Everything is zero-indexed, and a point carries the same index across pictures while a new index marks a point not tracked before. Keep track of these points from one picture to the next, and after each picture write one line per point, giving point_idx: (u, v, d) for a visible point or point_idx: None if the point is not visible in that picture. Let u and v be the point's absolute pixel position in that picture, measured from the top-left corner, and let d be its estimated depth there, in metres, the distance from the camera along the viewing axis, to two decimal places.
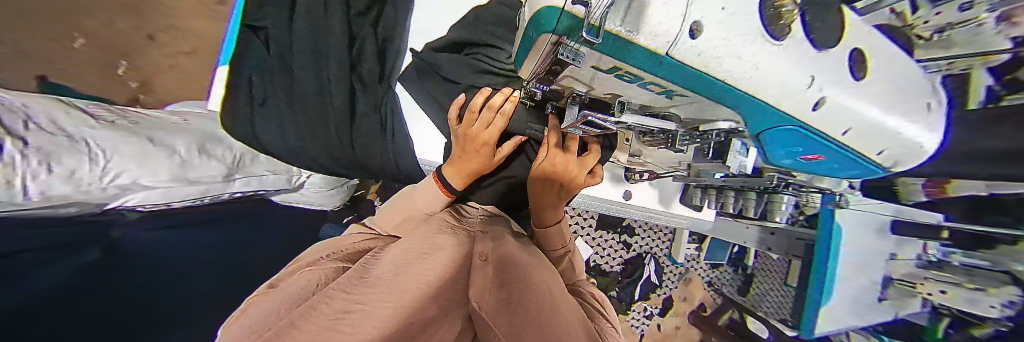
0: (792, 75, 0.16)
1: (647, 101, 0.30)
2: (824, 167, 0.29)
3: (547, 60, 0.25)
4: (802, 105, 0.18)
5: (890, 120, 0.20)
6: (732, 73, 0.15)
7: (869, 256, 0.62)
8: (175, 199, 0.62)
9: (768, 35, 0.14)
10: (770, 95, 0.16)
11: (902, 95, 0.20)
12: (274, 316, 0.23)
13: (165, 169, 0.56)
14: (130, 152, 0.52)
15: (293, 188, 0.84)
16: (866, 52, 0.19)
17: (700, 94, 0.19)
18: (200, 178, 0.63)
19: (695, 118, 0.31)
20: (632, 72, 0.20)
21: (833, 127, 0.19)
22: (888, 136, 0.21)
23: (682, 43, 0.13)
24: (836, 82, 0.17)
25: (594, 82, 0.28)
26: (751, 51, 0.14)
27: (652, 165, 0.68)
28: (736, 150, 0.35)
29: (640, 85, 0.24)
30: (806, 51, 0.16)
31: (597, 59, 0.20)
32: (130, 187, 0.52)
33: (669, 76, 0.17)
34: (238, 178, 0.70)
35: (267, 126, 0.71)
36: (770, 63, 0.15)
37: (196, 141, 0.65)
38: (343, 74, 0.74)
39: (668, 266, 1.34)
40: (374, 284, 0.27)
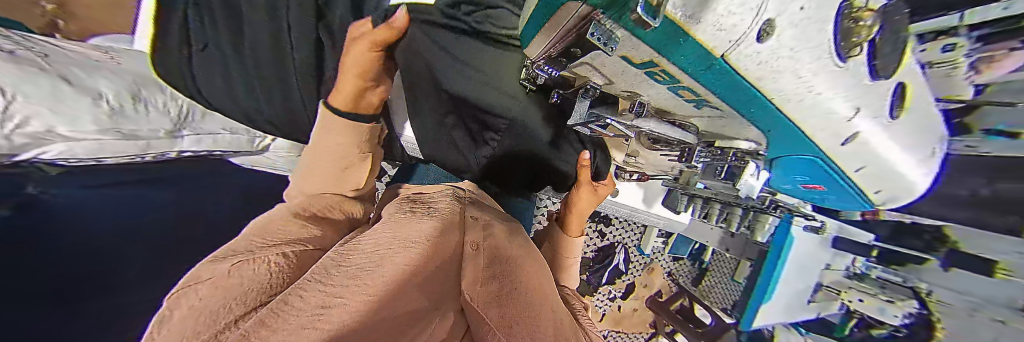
0: (839, 105, 0.16)
1: (665, 106, 0.30)
2: (816, 197, 0.33)
3: (566, 39, 0.24)
4: (834, 137, 0.18)
5: (901, 165, 0.23)
6: (778, 90, 0.15)
7: (809, 266, 0.70)
8: (105, 155, 0.53)
9: (836, 55, 0.14)
10: (806, 118, 0.17)
11: (919, 142, 0.22)
12: (228, 300, 0.18)
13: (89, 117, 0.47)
14: (38, 93, 0.42)
15: (254, 150, 0.75)
16: (908, 91, 0.19)
17: (728, 103, 0.19)
18: (138, 132, 0.54)
19: (716, 133, 0.32)
20: (668, 71, 0.19)
21: (847, 162, 0.21)
22: (879, 175, 0.23)
23: (745, 45, 0.13)
24: (875, 119, 0.18)
25: (617, 77, 0.26)
26: (811, 71, 0.14)
27: (646, 168, 0.69)
28: (749, 173, 0.32)
29: (670, 88, 0.23)
30: (864, 83, 0.16)
31: (632, 48, 0.19)
32: (45, 137, 0.44)
33: (710, 81, 0.17)
34: (186, 135, 0.62)
35: (209, 79, 0.60)
36: (824, 86, 0.15)
37: (128, 85, 0.53)
38: (307, 23, 0.57)
39: (636, 256, 1.44)
40: (353, 276, 0.23)
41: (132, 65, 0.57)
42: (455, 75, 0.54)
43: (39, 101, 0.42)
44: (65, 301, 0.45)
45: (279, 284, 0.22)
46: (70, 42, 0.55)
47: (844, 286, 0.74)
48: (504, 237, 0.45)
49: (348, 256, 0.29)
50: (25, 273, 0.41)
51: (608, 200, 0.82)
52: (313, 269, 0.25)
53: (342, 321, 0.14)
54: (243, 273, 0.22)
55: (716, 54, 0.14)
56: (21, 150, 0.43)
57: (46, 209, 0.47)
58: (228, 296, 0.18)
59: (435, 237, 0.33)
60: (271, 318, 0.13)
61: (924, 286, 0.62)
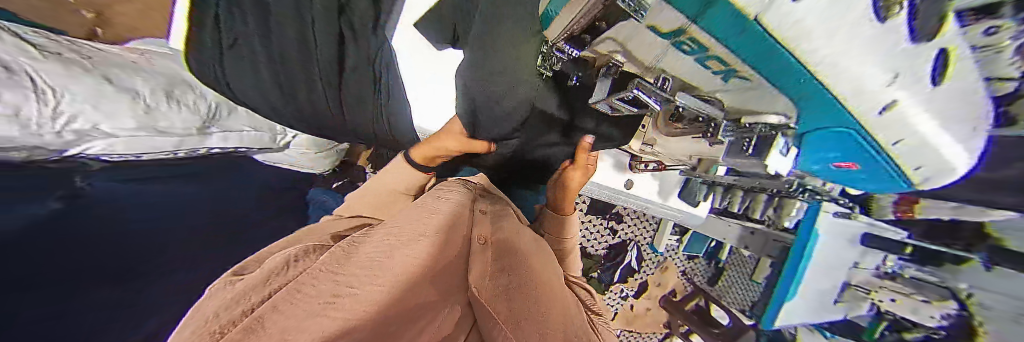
0: (876, 64, 0.15)
1: (693, 82, 0.30)
2: (849, 175, 0.31)
3: (590, 14, 0.25)
4: (867, 101, 0.18)
5: (942, 136, 0.21)
6: (813, 52, 0.15)
7: (838, 261, 0.66)
8: (142, 152, 0.57)
9: (875, 17, 0.13)
10: (841, 79, 0.16)
11: (964, 109, 0.21)
12: (235, 302, 0.18)
13: (127, 115, 0.51)
14: (84, 92, 0.46)
15: (277, 147, 0.79)
16: (952, 51, 0.18)
17: (759, 69, 0.19)
18: (171, 129, 0.57)
19: (740, 111, 0.31)
20: (697, 40, 0.20)
21: (883, 129, 0.20)
22: (915, 144, 0.22)
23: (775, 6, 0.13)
24: (915, 81, 0.17)
25: (642, 50, 0.28)
26: (845, 32, 0.13)
27: (663, 157, 0.68)
28: (779, 148, 0.30)
29: (698, 59, 0.24)
30: (901, 47, 0.15)
31: (662, 17, 0.20)
32: (89, 133, 0.48)
33: (738, 44, 0.17)
34: (215, 132, 0.65)
35: (242, 76, 0.62)
36: (859, 47, 0.14)
37: (162, 85, 0.57)
38: (333, 19, 0.65)
39: (649, 254, 1.41)
40: (362, 266, 0.24)
41: (166, 67, 0.61)
42: (480, 66, 0.56)
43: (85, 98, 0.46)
44: (119, 281, 0.47)
45: (284, 281, 0.24)
46: (109, 46, 0.59)
47: (876, 286, 0.69)
48: (510, 231, 0.45)
49: (365, 246, 0.30)
50: (71, 257, 0.44)
51: (623, 192, 0.81)
52: (327, 259, 0.26)
53: (350, 313, 0.14)
54: (257, 281, 0.24)
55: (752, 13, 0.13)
56: (73, 145, 0.48)
57: (86, 201, 0.51)
58: (244, 297, 0.19)
59: (441, 230, 0.33)
60: (283, 309, 0.14)
61: (965, 287, 0.58)
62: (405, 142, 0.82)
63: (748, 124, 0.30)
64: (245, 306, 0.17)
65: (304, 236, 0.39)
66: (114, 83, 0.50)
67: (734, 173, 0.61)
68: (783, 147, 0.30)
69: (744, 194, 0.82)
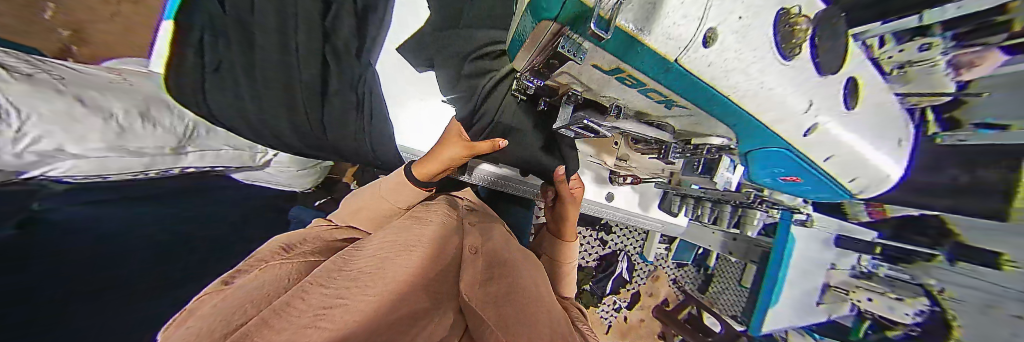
0: (794, 94, 0.18)
1: (643, 108, 0.33)
2: (800, 190, 0.33)
3: (545, 53, 0.28)
4: (798, 124, 0.21)
5: (868, 152, 0.24)
6: (737, 85, 0.17)
7: (814, 264, 0.68)
8: (110, 171, 0.54)
9: (774, 50, 0.16)
10: (770, 110, 0.19)
11: (882, 128, 0.24)
12: (240, 309, 0.19)
13: (96, 136, 0.47)
14: (52, 112, 0.42)
15: (257, 166, 0.77)
16: (861, 82, 0.21)
17: (696, 102, 0.22)
18: (143, 149, 0.55)
19: (690, 131, 0.34)
20: (634, 77, 0.22)
21: (817, 150, 0.23)
22: (850, 160, 0.25)
23: (692, 51, 0.15)
24: (831, 107, 0.20)
25: (591, 82, 0.30)
26: (757, 67, 0.16)
27: (636, 170, 0.72)
28: (725, 166, 0.38)
29: (640, 91, 0.26)
30: (811, 78, 0.18)
31: (600, 57, 0.22)
32: (54, 155, 0.44)
33: (670, 82, 0.19)
34: (191, 151, 0.63)
35: (221, 99, 0.60)
36: (778, 79, 0.17)
37: (138, 104, 0.54)
38: (314, 45, 0.67)
39: (639, 264, 1.42)
40: (355, 278, 0.24)
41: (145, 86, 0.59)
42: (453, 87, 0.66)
43: (51, 120, 0.42)
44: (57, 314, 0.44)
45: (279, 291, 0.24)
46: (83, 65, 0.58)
47: (854, 286, 0.69)
48: (502, 244, 0.44)
49: (351, 261, 0.29)
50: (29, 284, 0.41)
51: (606, 205, 0.82)
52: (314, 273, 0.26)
53: (338, 323, 0.15)
54: (252, 291, 0.23)
55: (671, 58, 0.16)
56: (34, 166, 0.44)
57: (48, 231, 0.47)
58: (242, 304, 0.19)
59: (434, 242, 0.33)
60: (272, 324, 0.14)
61: (935, 283, 0.61)
62: (390, 159, 0.81)
63: (696, 146, 0.36)
64: (238, 320, 0.17)
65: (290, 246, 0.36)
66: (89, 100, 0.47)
67: (706, 189, 0.65)
68: (729, 166, 0.39)
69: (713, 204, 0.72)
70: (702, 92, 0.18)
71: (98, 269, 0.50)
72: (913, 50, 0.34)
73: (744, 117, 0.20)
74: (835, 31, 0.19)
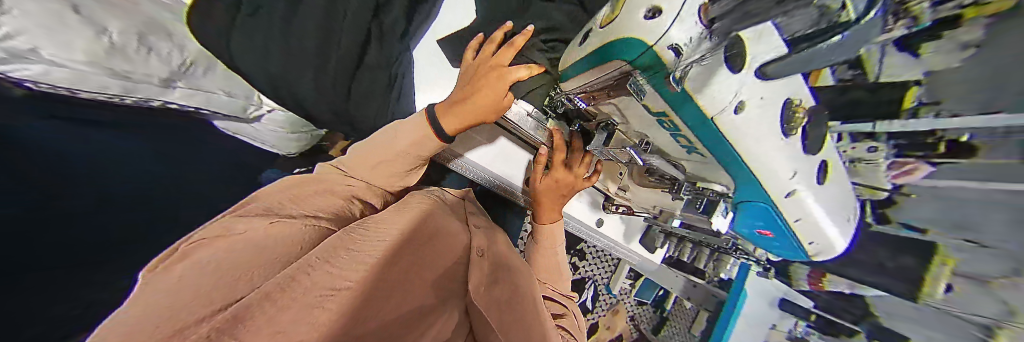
0: (779, 160, 0.29)
1: (664, 148, 0.39)
2: (770, 242, 0.41)
3: (603, 86, 0.35)
4: (777, 185, 0.31)
5: (822, 218, 0.34)
6: (746, 142, 0.28)
7: (760, 318, 0.75)
8: (85, 93, 0.41)
9: (783, 130, 0.28)
10: (760, 166, 0.30)
11: (834, 203, 0.34)
12: (227, 286, 0.19)
13: (81, 45, 0.37)
14: (38, 11, 0.32)
15: (246, 120, 0.67)
16: (829, 164, 0.32)
17: (712, 151, 0.31)
18: (132, 75, 0.44)
19: (699, 175, 0.40)
20: (674, 122, 0.31)
21: (790, 210, 0.33)
22: (812, 224, 0.34)
23: (728, 113, 0.26)
24: (805, 178, 0.31)
25: (633, 117, 0.37)
26: (766, 139, 0.28)
27: (632, 202, 0.77)
28: (720, 211, 0.40)
29: (672, 135, 0.34)
30: (801, 154, 0.29)
31: (656, 101, 0.29)
32: (26, 57, 0.32)
33: (703, 134, 0.30)
34: (180, 87, 0.53)
35: (251, 44, 0.53)
36: (773, 146, 0.29)
37: (136, 26, 0.45)
38: (364, 14, 0.63)
39: (604, 295, 1.43)
40: (360, 257, 0.24)
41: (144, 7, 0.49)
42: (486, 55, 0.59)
43: (38, 19, 0.32)
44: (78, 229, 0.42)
45: (289, 258, 0.25)
46: None
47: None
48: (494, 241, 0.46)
49: (366, 234, 0.28)
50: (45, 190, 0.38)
51: (594, 230, 0.85)
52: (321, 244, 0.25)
53: (339, 310, 0.18)
54: (246, 255, 0.23)
55: (712, 115, 0.27)
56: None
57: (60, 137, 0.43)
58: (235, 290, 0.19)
59: (439, 241, 0.33)
60: (269, 313, 0.15)
61: None
62: None
63: (703, 188, 0.41)
64: (226, 301, 0.17)
65: (304, 187, 0.38)
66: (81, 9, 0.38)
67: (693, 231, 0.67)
68: (723, 211, 0.40)
69: (693, 245, 0.88)
70: (720, 140, 0.29)
71: (107, 181, 0.47)
72: (863, 149, 0.47)
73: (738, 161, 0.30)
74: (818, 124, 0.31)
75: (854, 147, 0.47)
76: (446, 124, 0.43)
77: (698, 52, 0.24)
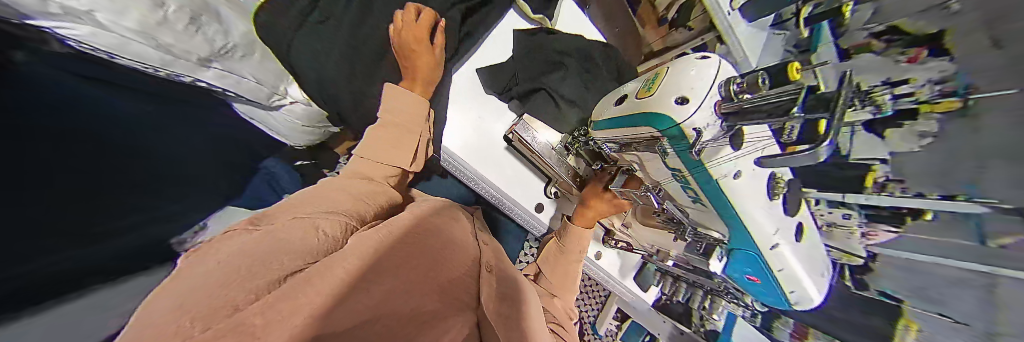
0: (765, 218, 0.38)
1: (674, 194, 0.47)
2: (756, 291, 0.45)
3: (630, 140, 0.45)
4: (766, 239, 0.38)
5: (802, 275, 0.39)
6: (742, 200, 0.37)
7: None
8: (134, 61, 0.46)
9: (767, 194, 0.37)
10: (753, 220, 0.38)
11: (809, 262, 0.40)
12: (248, 274, 0.20)
13: (134, 14, 0.42)
14: None
15: (268, 107, 0.76)
16: (805, 227, 0.41)
17: (712, 203, 0.40)
18: (173, 47, 0.49)
19: (699, 222, 0.47)
20: (687, 179, 0.40)
21: (776, 262, 0.39)
22: (793, 277, 0.39)
23: (728, 178, 0.36)
24: (785, 236, 0.39)
25: (652, 169, 0.46)
26: (753, 199, 0.37)
27: (634, 239, 0.78)
28: (716, 255, 0.45)
29: (683, 187, 0.43)
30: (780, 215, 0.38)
31: (675, 161, 0.38)
32: (82, 16, 0.35)
33: (708, 190, 0.39)
34: (215, 68, 0.60)
35: (306, 48, 0.74)
36: (760, 206, 0.37)
37: (190, 7, 0.51)
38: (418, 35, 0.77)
39: (589, 335, 1.38)
40: (377, 261, 0.26)
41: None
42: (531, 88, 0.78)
43: None
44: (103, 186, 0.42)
45: (313, 256, 0.27)
46: None
47: None
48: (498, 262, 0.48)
49: (389, 239, 0.31)
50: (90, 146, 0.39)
51: (591, 261, 0.89)
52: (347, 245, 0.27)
53: (354, 313, 0.19)
54: (267, 249, 0.25)
55: (717, 177, 0.36)
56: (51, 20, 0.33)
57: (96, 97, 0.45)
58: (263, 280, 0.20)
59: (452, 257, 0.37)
60: (277, 307, 0.16)
61: None
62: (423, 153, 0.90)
63: (704, 234, 0.47)
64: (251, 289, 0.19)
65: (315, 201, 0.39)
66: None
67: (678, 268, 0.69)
68: (718, 255, 0.45)
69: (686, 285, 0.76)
70: (723, 198, 0.37)
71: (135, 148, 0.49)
72: (840, 216, 0.52)
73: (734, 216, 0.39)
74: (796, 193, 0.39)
75: (831, 212, 0.53)
76: (416, 91, 0.63)
77: (709, 134, 0.33)
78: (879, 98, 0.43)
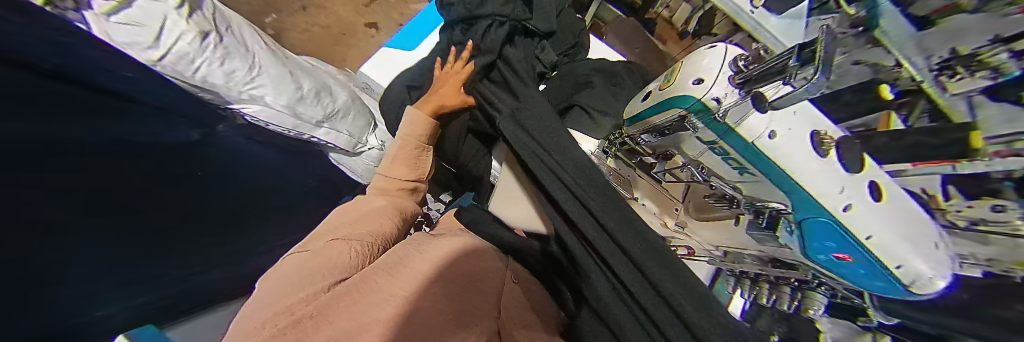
0: (824, 176, 0.27)
1: (721, 171, 0.41)
2: (862, 282, 0.29)
3: (665, 125, 0.44)
4: (829, 199, 0.27)
5: (918, 247, 0.24)
6: (791, 161, 0.29)
7: None
8: (275, 121, 0.85)
9: (814, 149, 0.29)
10: (810, 184, 0.28)
11: (924, 231, 0.24)
12: (283, 312, 0.36)
13: (286, 95, 0.82)
14: (272, 74, 0.80)
15: (353, 151, 1.06)
16: (883, 184, 0.27)
17: (756, 170, 0.33)
18: (302, 114, 0.87)
19: (755, 197, 0.37)
20: (725, 149, 0.35)
21: (861, 231, 0.25)
22: (896, 251, 0.24)
23: (763, 139, 0.30)
24: (856, 193, 0.26)
25: (695, 151, 0.42)
26: (805, 158, 0.29)
27: None
28: (784, 230, 0.35)
29: (724, 158, 0.37)
30: (839, 170, 0.28)
31: (706, 132, 0.36)
32: (256, 97, 0.79)
33: (753, 160, 0.32)
34: (325, 127, 0.95)
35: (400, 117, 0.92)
36: (807, 160, 0.28)
37: (317, 87, 0.91)
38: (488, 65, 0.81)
39: None
40: (371, 295, 0.38)
41: (323, 76, 1.01)
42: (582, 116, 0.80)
43: (273, 79, 0.80)
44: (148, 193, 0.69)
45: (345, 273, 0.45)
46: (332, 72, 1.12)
47: None
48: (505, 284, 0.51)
49: (400, 270, 0.43)
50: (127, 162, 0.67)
51: None
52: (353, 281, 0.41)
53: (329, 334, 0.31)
54: (310, 272, 0.43)
55: (750, 140, 0.31)
56: (241, 102, 0.79)
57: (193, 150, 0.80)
58: (290, 312, 0.36)
59: (468, 278, 0.46)
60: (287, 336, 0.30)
61: None
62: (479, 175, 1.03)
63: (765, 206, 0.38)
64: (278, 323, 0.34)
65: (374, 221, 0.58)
66: (294, 76, 0.86)
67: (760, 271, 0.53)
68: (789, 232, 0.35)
69: None
70: (772, 167, 0.30)
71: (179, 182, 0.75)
72: (989, 209, 0.23)
73: (771, 168, 0.30)
74: (852, 149, 0.29)
75: (972, 206, 0.24)
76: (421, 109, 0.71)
77: (730, 101, 0.32)
78: (986, 57, 0.19)
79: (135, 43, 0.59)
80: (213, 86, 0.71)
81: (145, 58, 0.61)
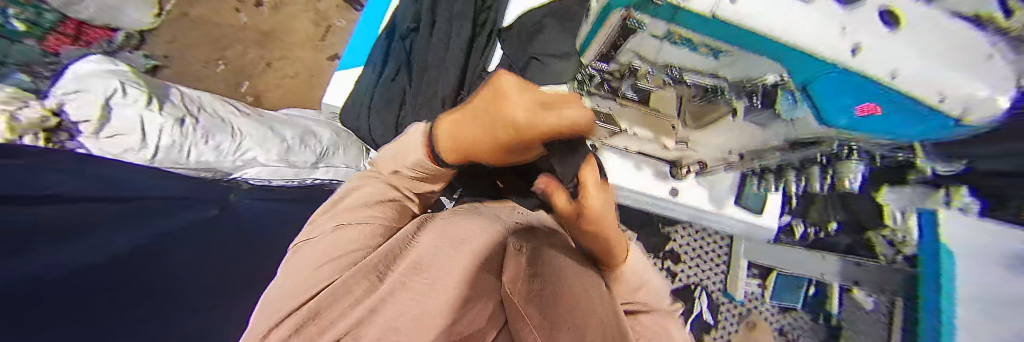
0: (821, 27, 0.23)
1: (694, 64, 0.39)
2: (882, 127, 0.30)
3: (613, 38, 0.38)
4: (835, 51, 0.23)
5: (948, 66, 0.22)
6: (771, 29, 0.23)
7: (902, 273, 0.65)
8: (276, 177, 0.89)
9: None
10: (802, 42, 0.24)
11: (951, 45, 0.22)
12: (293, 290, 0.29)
13: (274, 151, 0.88)
14: (256, 136, 0.87)
15: None
16: (897, 10, 0.23)
17: (734, 47, 0.28)
18: (296, 161, 0.91)
19: (742, 74, 0.37)
20: (686, 36, 0.30)
21: (876, 69, 0.23)
22: (926, 77, 0.22)
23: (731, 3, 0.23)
24: (871, 30, 0.23)
25: (650, 52, 0.39)
26: (786, 13, 0.23)
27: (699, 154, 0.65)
28: (782, 99, 0.38)
29: (692, 49, 0.34)
30: (828, 10, 0.23)
31: (655, 27, 0.30)
32: (249, 162, 0.83)
33: (727, 40, 0.27)
34: (321, 167, 0.99)
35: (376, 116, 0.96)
36: (799, 15, 0.23)
37: (300, 133, 0.97)
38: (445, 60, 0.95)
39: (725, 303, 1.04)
40: (432, 279, 0.30)
41: (298, 120, 1.05)
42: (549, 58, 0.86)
43: (256, 141, 0.86)
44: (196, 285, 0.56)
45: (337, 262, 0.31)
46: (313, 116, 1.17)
47: None
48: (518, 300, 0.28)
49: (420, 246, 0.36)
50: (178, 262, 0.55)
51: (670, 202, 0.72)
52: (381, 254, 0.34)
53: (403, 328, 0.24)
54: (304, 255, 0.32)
55: (709, 13, 0.24)
56: (239, 170, 0.83)
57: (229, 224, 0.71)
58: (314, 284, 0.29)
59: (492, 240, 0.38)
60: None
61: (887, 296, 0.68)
62: None
63: (751, 83, 0.38)
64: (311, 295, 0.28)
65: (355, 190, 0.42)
66: (274, 132, 0.92)
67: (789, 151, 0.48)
68: (789, 97, 0.37)
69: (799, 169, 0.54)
70: (754, 39, 0.25)
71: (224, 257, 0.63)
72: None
73: (752, 36, 0.25)
74: None
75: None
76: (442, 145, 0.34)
77: None
78: None
79: (125, 149, 0.64)
80: (209, 164, 0.77)
81: (140, 160, 0.66)
